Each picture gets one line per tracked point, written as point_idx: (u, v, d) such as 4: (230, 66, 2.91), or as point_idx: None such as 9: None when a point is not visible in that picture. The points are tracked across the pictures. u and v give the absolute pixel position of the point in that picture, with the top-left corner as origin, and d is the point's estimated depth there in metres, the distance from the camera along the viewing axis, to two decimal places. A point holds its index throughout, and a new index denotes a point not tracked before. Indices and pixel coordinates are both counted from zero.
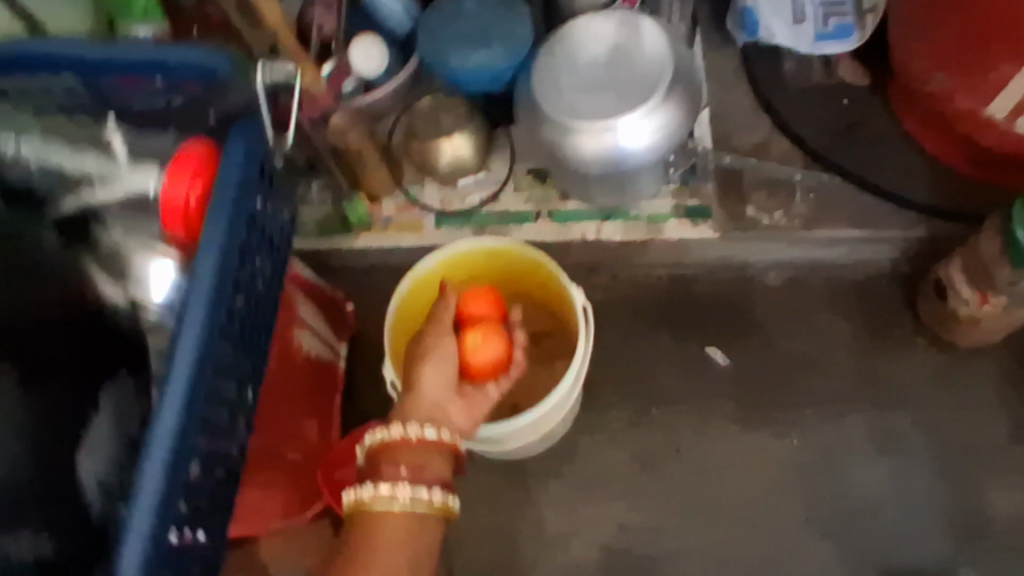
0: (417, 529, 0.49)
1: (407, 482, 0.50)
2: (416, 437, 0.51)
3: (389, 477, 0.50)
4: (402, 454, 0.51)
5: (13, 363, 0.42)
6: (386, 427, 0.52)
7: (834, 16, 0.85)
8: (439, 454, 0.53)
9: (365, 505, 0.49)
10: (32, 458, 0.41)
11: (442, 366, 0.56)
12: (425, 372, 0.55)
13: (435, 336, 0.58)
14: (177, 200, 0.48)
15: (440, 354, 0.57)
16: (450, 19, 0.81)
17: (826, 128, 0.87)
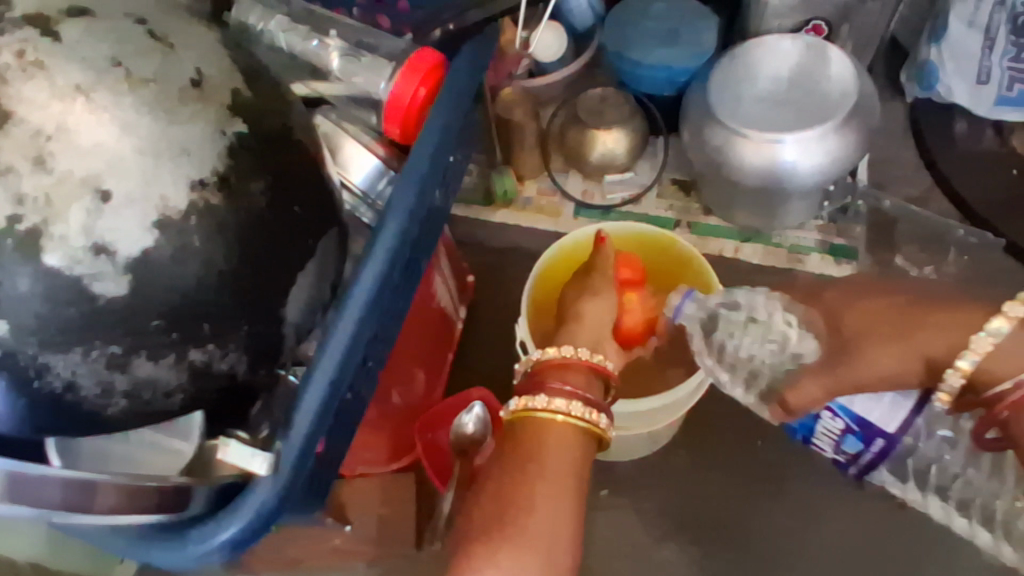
0: (583, 451, 0.53)
1: (576, 397, 0.54)
2: (581, 359, 0.56)
3: (560, 392, 0.54)
4: (568, 374, 0.56)
5: (261, 168, 0.38)
6: (559, 348, 0.57)
7: (1020, 83, 0.83)
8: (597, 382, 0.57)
9: (534, 414, 0.53)
10: (242, 266, 0.37)
11: (605, 308, 0.61)
12: (592, 310, 0.60)
13: (591, 284, 0.63)
14: (404, 99, 0.52)
15: (600, 293, 0.62)
16: (639, 18, 0.84)
17: (989, 194, 0.85)
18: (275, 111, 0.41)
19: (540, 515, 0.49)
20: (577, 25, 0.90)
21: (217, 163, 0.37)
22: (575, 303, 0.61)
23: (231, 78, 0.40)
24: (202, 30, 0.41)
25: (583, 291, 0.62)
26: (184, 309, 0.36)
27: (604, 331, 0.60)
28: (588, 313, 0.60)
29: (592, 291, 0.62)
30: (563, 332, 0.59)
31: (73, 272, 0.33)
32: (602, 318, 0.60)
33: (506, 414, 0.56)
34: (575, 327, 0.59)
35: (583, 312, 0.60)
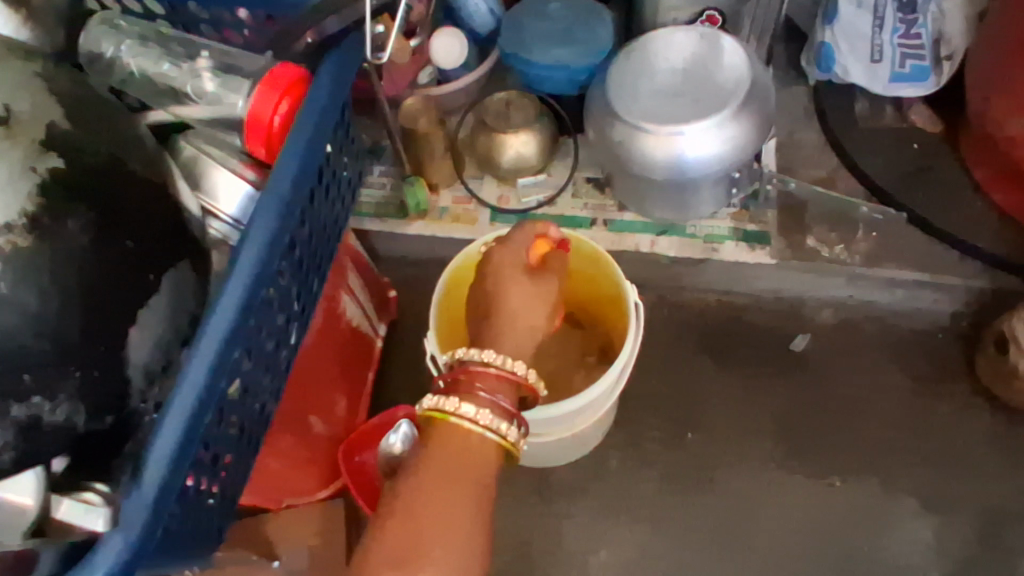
0: (490, 462, 0.52)
1: (495, 416, 0.53)
2: (499, 367, 0.55)
3: (481, 407, 0.53)
4: (484, 379, 0.54)
5: (83, 202, 0.37)
6: (483, 350, 0.55)
7: (913, 57, 0.84)
8: (513, 390, 0.56)
9: (446, 416, 0.53)
10: (65, 308, 0.36)
11: (530, 318, 0.58)
12: (518, 316, 0.57)
13: (526, 287, 0.59)
14: (265, 117, 0.50)
15: (533, 293, 0.58)
16: (535, 19, 0.84)
17: (895, 169, 0.85)
18: (102, 141, 0.39)
19: (440, 503, 0.48)
20: (478, 30, 0.89)
21: (26, 203, 0.35)
22: (504, 288, 0.58)
23: (46, 111, 0.38)
24: (19, 64, 0.39)
25: (524, 277, 0.59)
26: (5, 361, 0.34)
27: (535, 335, 0.58)
28: (520, 322, 0.57)
29: (532, 283, 0.59)
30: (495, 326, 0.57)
31: None
32: (533, 322, 0.58)
33: (421, 410, 0.55)
34: (501, 317, 0.57)
35: (516, 308, 0.57)
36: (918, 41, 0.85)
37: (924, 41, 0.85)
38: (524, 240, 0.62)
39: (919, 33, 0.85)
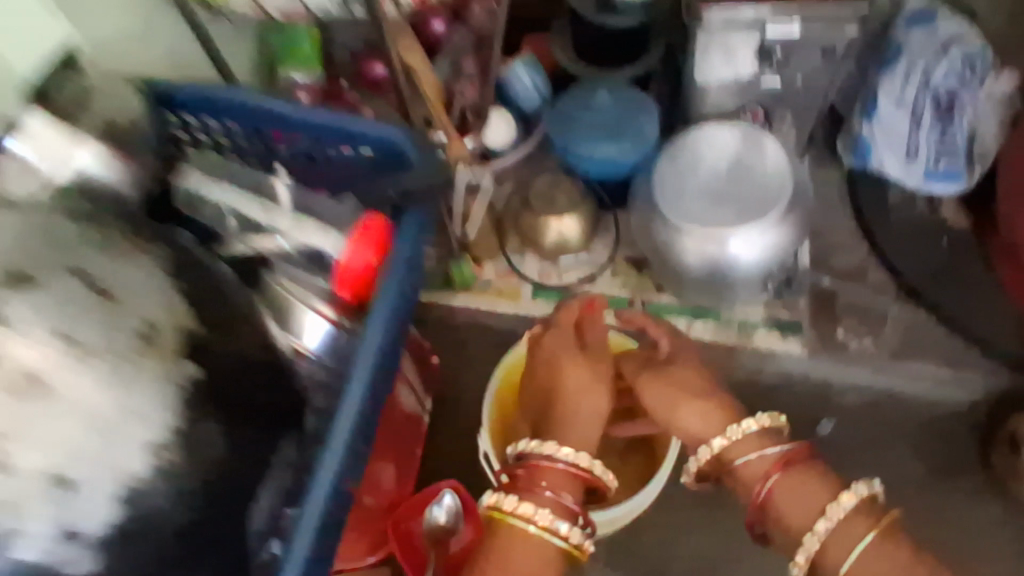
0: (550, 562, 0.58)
1: (556, 511, 0.59)
2: (563, 462, 0.61)
3: (541, 508, 0.58)
4: (549, 475, 0.60)
5: (214, 404, 0.45)
6: (543, 443, 0.61)
7: (946, 158, 0.87)
8: (577, 485, 0.61)
9: (506, 516, 0.58)
10: (203, 497, 0.43)
11: (592, 399, 0.67)
12: (581, 398, 0.66)
13: (583, 370, 0.68)
14: (355, 267, 0.54)
15: (591, 376, 0.68)
16: (584, 110, 0.87)
17: (925, 264, 0.90)
18: (222, 342, 0.48)
19: None
20: (526, 109, 0.93)
21: (173, 410, 0.43)
22: (569, 373, 0.67)
23: (177, 318, 0.46)
24: (151, 270, 0.47)
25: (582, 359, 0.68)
26: (146, 536, 0.41)
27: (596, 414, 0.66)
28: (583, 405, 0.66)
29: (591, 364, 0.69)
30: (563, 404, 0.65)
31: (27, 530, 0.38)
32: (593, 405, 0.66)
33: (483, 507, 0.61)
34: (564, 398, 0.66)
35: (578, 390, 0.66)
36: (952, 142, 0.87)
37: (958, 143, 0.87)
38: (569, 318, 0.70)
39: (953, 134, 0.87)
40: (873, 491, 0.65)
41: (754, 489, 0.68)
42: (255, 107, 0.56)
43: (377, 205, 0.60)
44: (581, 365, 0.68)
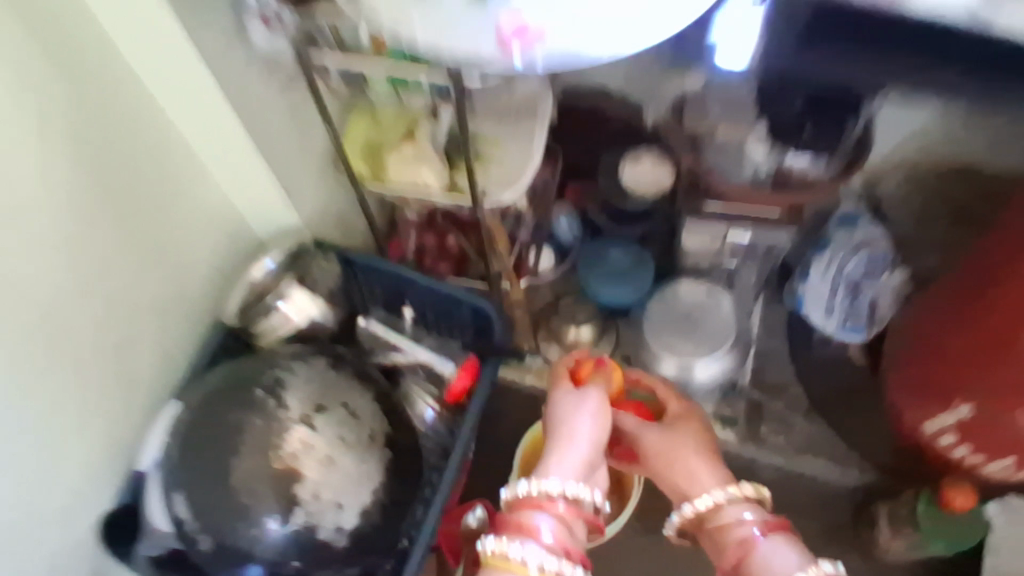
0: None
1: (557, 541, 0.68)
2: (559, 500, 0.70)
3: (537, 555, 0.66)
4: (544, 516, 0.70)
5: (395, 472, 0.79)
6: (536, 483, 0.71)
7: (852, 319, 1.23)
8: (574, 519, 0.71)
9: (497, 558, 0.67)
10: (385, 524, 0.78)
11: (591, 430, 0.77)
12: (577, 431, 0.76)
13: (575, 405, 0.79)
14: (458, 387, 0.95)
15: (585, 409, 0.78)
16: (601, 260, 1.27)
17: (830, 387, 1.29)
18: (401, 436, 0.82)
19: None
20: (563, 242, 1.30)
21: (377, 479, 0.78)
22: (566, 410, 0.79)
23: (380, 421, 0.81)
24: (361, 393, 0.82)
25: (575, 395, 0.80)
26: (381, 542, 0.79)
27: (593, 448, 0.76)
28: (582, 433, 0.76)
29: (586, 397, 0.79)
30: (559, 442, 0.76)
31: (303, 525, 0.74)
32: (586, 438, 0.76)
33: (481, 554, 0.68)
34: (562, 437, 0.76)
35: (571, 426, 0.77)
36: (858, 308, 1.23)
37: (862, 309, 1.23)
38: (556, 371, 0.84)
39: (859, 303, 1.23)
40: (837, 574, 0.67)
41: (727, 553, 0.72)
42: (408, 281, 0.97)
43: (471, 340, 1.00)
44: (575, 400, 0.79)
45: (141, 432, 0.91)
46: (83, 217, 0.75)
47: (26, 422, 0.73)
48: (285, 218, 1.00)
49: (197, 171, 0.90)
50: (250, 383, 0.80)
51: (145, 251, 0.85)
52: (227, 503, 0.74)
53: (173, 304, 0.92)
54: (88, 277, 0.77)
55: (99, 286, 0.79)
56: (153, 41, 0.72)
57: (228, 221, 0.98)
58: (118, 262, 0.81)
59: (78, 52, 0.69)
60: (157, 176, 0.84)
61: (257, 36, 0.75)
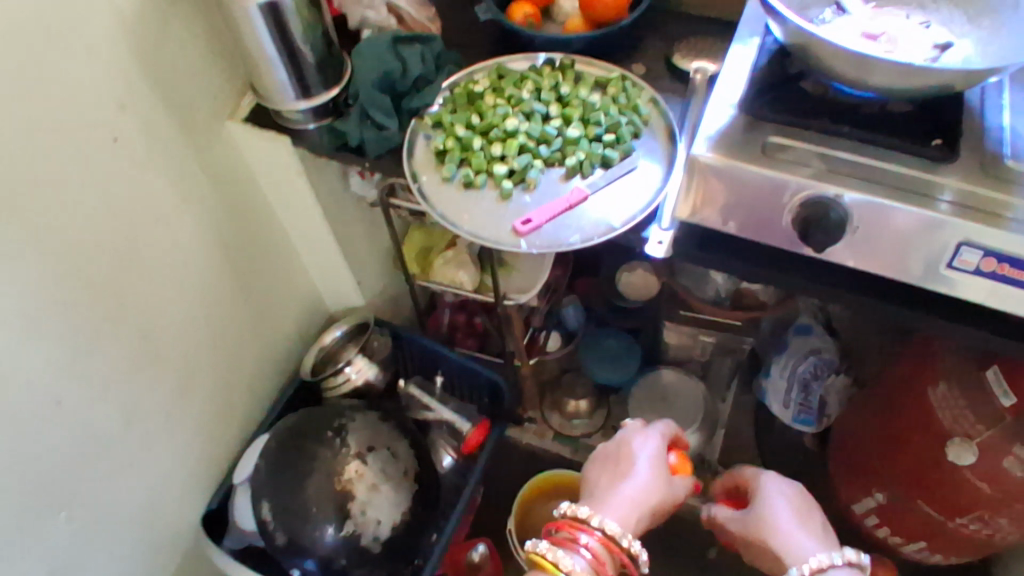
0: None
1: (596, 562, 0.76)
2: (607, 530, 0.77)
3: (576, 564, 0.75)
4: (590, 538, 0.77)
5: (417, 499, 1.07)
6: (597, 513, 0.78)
7: (805, 411, 1.47)
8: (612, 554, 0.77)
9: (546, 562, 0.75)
10: (406, 537, 1.06)
11: (657, 482, 0.82)
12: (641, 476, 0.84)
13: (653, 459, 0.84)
14: (471, 440, 1.20)
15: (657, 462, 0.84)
16: (599, 345, 1.54)
17: (786, 467, 1.52)
18: (424, 473, 1.10)
19: None
20: (568, 326, 1.57)
21: (404, 502, 1.06)
22: (639, 458, 0.85)
23: (410, 461, 1.09)
24: (399, 438, 1.11)
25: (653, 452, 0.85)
26: (403, 551, 1.06)
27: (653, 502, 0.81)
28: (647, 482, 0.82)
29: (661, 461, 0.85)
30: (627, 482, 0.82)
31: (350, 531, 1.02)
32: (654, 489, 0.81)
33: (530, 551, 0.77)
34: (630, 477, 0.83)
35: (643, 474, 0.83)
36: (810, 401, 1.47)
37: (814, 403, 1.47)
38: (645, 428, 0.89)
39: (811, 398, 1.47)
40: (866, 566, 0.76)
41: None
42: (443, 352, 1.28)
43: (486, 404, 1.30)
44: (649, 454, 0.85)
45: (234, 455, 1.22)
46: (224, 297, 1.08)
47: (165, 435, 1.04)
48: (355, 301, 1.31)
49: (295, 262, 1.23)
50: (322, 425, 1.10)
51: (257, 318, 1.17)
52: (301, 511, 1.03)
53: (268, 357, 1.23)
54: (220, 339, 1.09)
55: (225, 345, 1.11)
56: (284, 185, 1.07)
57: (312, 296, 1.31)
58: (240, 330, 1.13)
59: (238, 190, 1.04)
60: (269, 267, 1.16)
61: (357, 185, 1.10)
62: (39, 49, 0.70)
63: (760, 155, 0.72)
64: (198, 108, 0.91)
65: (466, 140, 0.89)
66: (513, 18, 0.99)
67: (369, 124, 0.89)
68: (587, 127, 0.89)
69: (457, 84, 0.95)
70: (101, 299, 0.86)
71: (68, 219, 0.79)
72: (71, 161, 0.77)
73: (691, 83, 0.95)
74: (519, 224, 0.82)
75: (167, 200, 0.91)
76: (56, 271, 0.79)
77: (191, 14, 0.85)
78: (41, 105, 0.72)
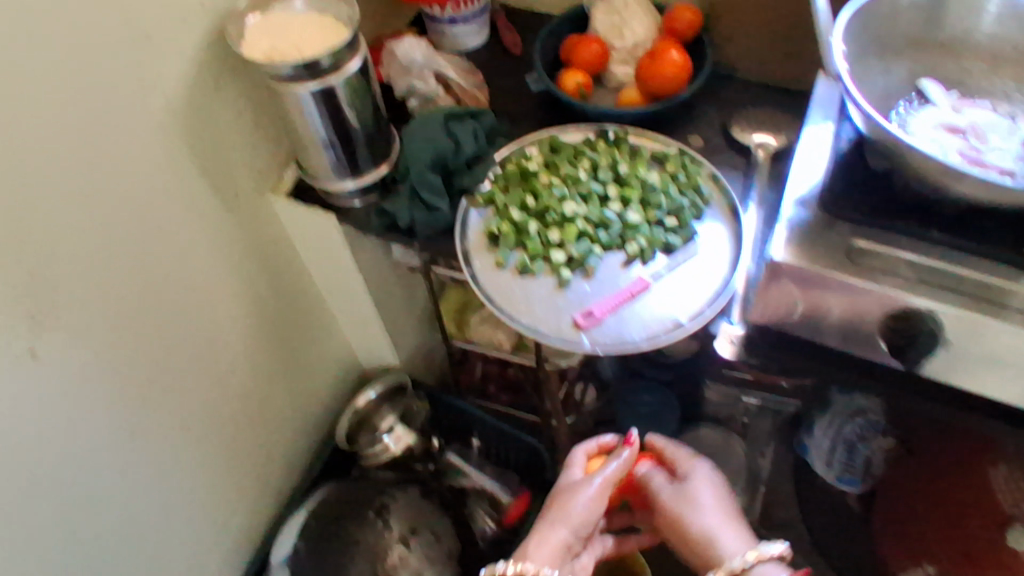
0: None
1: None
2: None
3: None
4: None
5: None
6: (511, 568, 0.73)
7: (847, 471, 1.37)
8: None
9: None
10: None
11: (590, 514, 0.78)
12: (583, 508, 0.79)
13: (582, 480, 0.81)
14: (513, 510, 1.18)
15: (586, 482, 0.80)
16: (633, 403, 1.53)
17: (829, 529, 1.47)
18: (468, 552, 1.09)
19: None
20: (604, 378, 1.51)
21: None
22: (574, 489, 0.80)
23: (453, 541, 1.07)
24: None
25: (588, 478, 0.80)
26: None
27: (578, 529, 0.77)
28: (573, 513, 0.78)
29: (592, 483, 0.80)
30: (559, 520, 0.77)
31: None
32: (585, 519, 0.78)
33: None
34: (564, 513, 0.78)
35: (578, 510, 0.78)
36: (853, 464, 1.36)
37: (857, 466, 1.36)
38: (579, 455, 0.86)
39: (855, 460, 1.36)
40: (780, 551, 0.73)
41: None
42: (481, 417, 1.25)
43: (525, 470, 1.26)
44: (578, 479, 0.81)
45: (268, 524, 1.19)
46: (261, 370, 1.04)
47: (199, 515, 1.01)
48: (391, 363, 1.27)
49: (331, 326, 1.19)
50: None
51: (292, 387, 1.13)
52: None
53: (303, 423, 1.20)
54: (256, 413, 1.06)
55: (261, 418, 1.08)
56: (324, 255, 1.03)
57: (347, 357, 1.27)
58: (275, 400, 1.10)
59: (278, 263, 1.01)
60: (305, 334, 1.12)
61: (398, 253, 1.05)
62: (81, 153, 0.67)
63: (843, 265, 0.68)
64: (240, 189, 0.88)
65: (521, 223, 0.85)
66: (564, 87, 0.95)
67: (419, 203, 0.86)
68: (647, 209, 0.85)
69: (509, 159, 0.91)
70: (139, 392, 0.83)
71: (106, 318, 0.76)
72: (112, 260, 0.74)
73: (753, 158, 0.91)
74: (580, 318, 0.78)
75: (208, 281, 0.88)
76: (94, 371, 0.76)
77: (235, 97, 0.82)
78: (83, 208, 0.69)
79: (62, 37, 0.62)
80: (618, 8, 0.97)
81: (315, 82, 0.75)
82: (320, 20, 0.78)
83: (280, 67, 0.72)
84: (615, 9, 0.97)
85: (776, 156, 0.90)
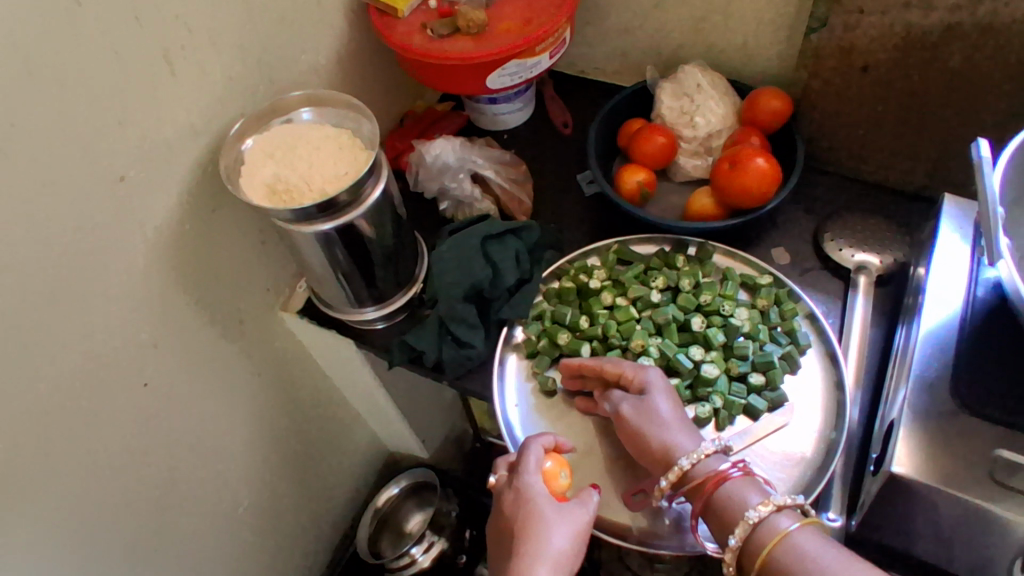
0: None
1: None
2: None
3: None
4: None
5: None
6: None
7: None
8: None
9: None
10: None
11: (550, 532, 0.58)
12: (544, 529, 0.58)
13: (535, 492, 0.60)
14: None
15: (540, 492, 0.60)
16: None
17: None
18: None
19: None
20: None
21: None
22: (534, 507, 0.59)
23: None
24: None
25: (537, 489, 0.60)
26: None
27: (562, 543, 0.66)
28: (542, 537, 0.57)
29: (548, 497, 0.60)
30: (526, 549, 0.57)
31: None
32: (550, 539, 0.57)
33: None
34: (533, 536, 0.57)
35: (546, 533, 0.58)
36: None
37: None
38: (531, 461, 0.62)
39: None
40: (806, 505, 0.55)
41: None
42: None
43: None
44: (526, 492, 0.60)
45: None
46: (274, 490, 0.93)
47: None
48: (420, 457, 1.15)
49: (359, 426, 1.07)
50: None
51: (311, 497, 1.02)
52: None
53: (323, 529, 1.08)
54: (268, 533, 0.95)
55: (274, 537, 0.96)
56: (346, 369, 0.90)
57: (374, 453, 1.14)
58: (291, 514, 0.98)
59: (296, 377, 0.88)
60: (329, 440, 1.01)
61: None
62: (51, 324, 0.55)
63: (986, 486, 0.54)
64: (246, 313, 0.75)
65: (573, 349, 0.72)
66: (624, 187, 0.80)
67: (449, 339, 0.73)
68: (729, 358, 0.71)
69: (567, 269, 0.77)
70: (130, 556, 0.72)
71: (86, 491, 0.64)
72: (93, 429, 0.62)
73: (853, 284, 0.75)
74: (631, 494, 0.65)
75: (211, 418, 0.76)
76: (73, 548, 0.65)
77: (238, 219, 0.69)
78: (53, 384, 0.57)
79: (18, 200, 0.50)
80: (690, 89, 0.82)
81: (330, 220, 0.63)
82: (331, 134, 0.65)
83: (288, 212, 0.60)
84: (685, 91, 0.82)
85: (881, 282, 0.75)
